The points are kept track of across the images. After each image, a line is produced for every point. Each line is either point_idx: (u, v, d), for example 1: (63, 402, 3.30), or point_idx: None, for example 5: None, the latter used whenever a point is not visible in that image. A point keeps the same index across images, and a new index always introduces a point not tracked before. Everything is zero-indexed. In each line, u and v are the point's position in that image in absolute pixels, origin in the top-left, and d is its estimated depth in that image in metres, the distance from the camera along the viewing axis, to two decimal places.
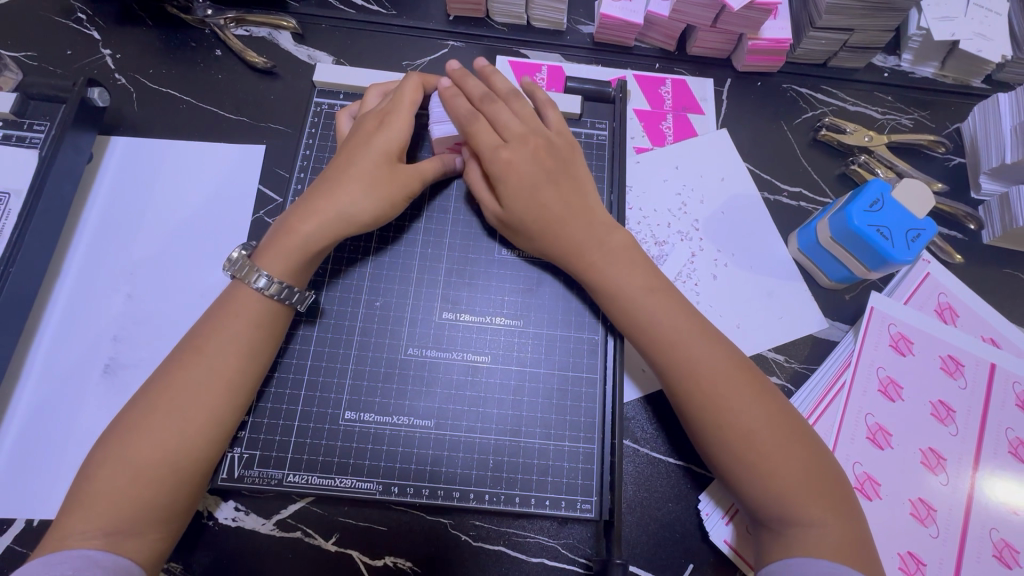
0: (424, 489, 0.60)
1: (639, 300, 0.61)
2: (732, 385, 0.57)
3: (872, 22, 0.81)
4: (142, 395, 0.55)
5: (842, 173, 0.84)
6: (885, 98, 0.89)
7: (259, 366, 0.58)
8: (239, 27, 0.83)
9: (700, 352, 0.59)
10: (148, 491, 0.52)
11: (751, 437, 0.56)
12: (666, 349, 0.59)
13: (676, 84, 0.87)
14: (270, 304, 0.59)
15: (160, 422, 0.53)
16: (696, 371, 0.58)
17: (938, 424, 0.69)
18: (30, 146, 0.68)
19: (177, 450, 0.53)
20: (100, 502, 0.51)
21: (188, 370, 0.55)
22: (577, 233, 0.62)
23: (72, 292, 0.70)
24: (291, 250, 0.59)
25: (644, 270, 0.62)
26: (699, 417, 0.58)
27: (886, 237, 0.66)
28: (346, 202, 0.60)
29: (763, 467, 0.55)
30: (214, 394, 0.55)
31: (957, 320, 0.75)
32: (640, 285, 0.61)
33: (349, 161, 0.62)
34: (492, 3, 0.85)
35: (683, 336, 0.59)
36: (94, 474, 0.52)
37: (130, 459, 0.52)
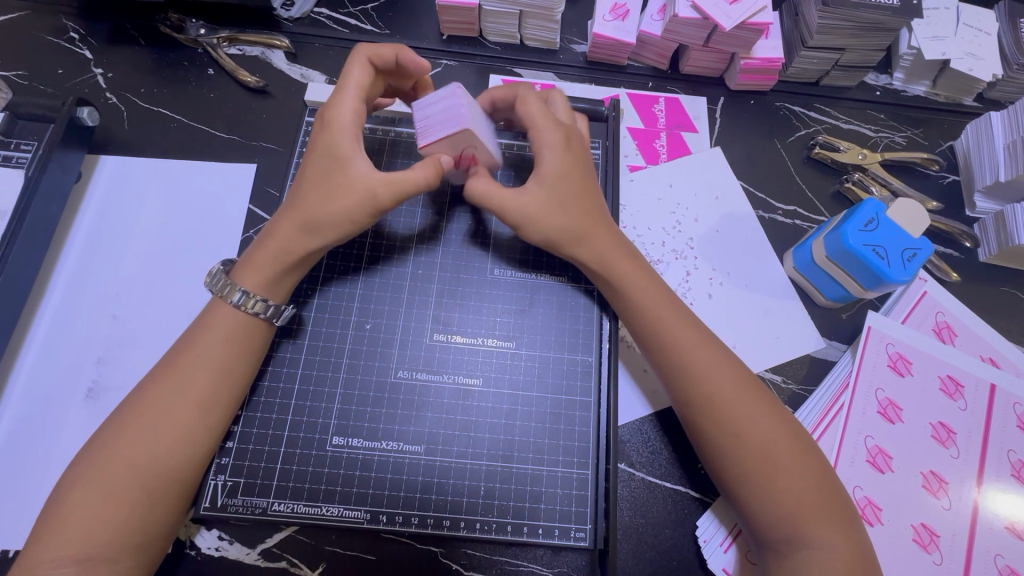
0: (414, 518, 0.58)
1: (654, 309, 0.60)
2: (745, 398, 0.56)
3: (863, 42, 0.82)
4: (119, 411, 0.54)
5: (836, 191, 0.84)
6: (878, 116, 0.89)
7: (237, 380, 0.57)
8: (231, 46, 0.83)
9: (714, 362, 0.58)
10: (120, 512, 0.50)
11: (766, 450, 0.54)
12: (680, 356, 0.58)
13: (669, 102, 0.87)
14: (246, 320, 0.58)
15: (135, 438, 0.52)
16: (711, 378, 0.57)
17: (939, 446, 0.68)
18: (16, 166, 0.67)
19: (152, 467, 0.52)
20: (72, 524, 0.49)
21: (165, 383, 0.54)
22: (603, 243, 0.62)
23: (56, 312, 0.69)
24: (260, 264, 0.59)
25: (648, 285, 0.61)
26: (711, 428, 0.56)
27: (883, 257, 0.65)
28: (307, 212, 0.58)
29: (773, 480, 0.54)
30: (185, 409, 0.53)
31: (956, 339, 0.74)
32: (652, 296, 0.61)
33: (311, 159, 0.60)
34: (485, 23, 0.85)
35: (698, 346, 0.58)
36: (68, 495, 0.50)
37: (105, 477, 0.51)
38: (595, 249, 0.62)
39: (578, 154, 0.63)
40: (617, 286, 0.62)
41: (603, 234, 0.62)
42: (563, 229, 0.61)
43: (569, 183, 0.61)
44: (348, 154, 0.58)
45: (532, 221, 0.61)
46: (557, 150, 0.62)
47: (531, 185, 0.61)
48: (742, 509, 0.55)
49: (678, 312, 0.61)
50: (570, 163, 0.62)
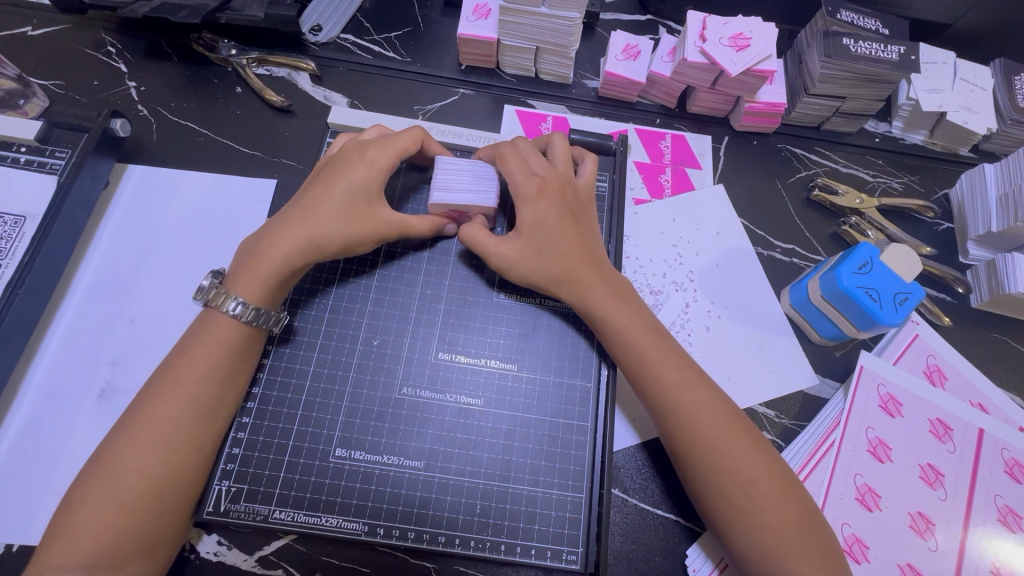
0: (410, 532, 0.59)
1: (642, 343, 0.62)
2: (730, 435, 0.58)
3: (862, 92, 0.85)
4: (120, 425, 0.56)
5: (833, 233, 0.87)
6: (876, 162, 0.92)
7: (235, 385, 0.59)
8: (260, 66, 0.88)
9: (697, 399, 0.60)
10: (130, 517, 0.52)
11: (748, 487, 0.56)
12: (665, 394, 0.60)
13: (676, 139, 0.90)
14: (246, 329, 0.60)
15: (142, 448, 0.54)
16: (696, 415, 0.59)
17: (926, 487, 0.69)
18: (50, 172, 0.71)
19: (163, 475, 0.54)
20: (84, 534, 0.51)
21: (167, 395, 0.56)
22: (591, 277, 0.64)
23: (76, 314, 0.71)
24: (262, 276, 0.61)
25: (635, 320, 0.64)
26: (694, 463, 0.58)
27: (875, 299, 0.68)
28: (319, 231, 0.62)
29: (752, 514, 0.55)
30: (188, 414, 0.56)
31: (946, 383, 0.76)
32: (640, 330, 0.63)
33: (329, 181, 0.64)
34: (503, 56, 0.90)
35: (682, 384, 0.60)
36: (79, 506, 0.52)
37: (115, 487, 0.52)
38: (590, 281, 0.64)
39: (556, 201, 0.66)
40: (608, 322, 0.63)
41: (589, 272, 0.65)
42: (544, 273, 0.64)
43: (546, 230, 0.65)
44: (358, 191, 0.64)
45: (514, 267, 0.65)
46: (533, 201, 0.65)
47: (512, 237, 0.66)
48: (728, 545, 0.56)
49: (664, 349, 0.63)
50: (549, 211, 0.65)
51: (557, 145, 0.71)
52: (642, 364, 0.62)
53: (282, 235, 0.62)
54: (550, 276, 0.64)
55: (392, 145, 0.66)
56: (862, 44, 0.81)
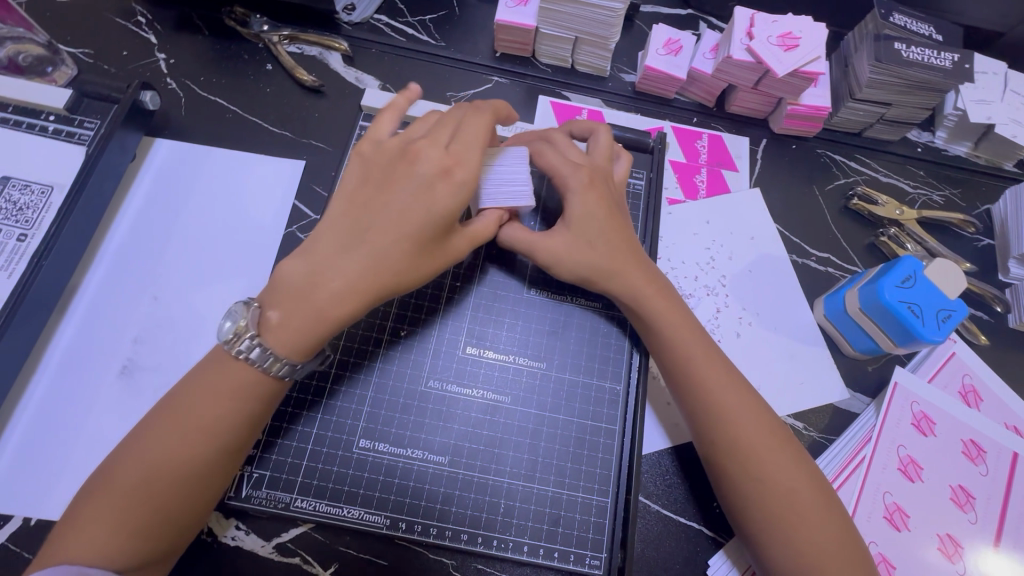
0: (432, 528, 0.59)
1: (685, 343, 0.61)
2: (771, 445, 0.57)
3: (910, 99, 0.83)
4: (139, 430, 0.52)
5: (870, 244, 0.85)
6: (917, 173, 0.90)
7: (259, 415, 0.54)
8: (291, 44, 0.86)
9: (738, 404, 0.58)
10: (152, 510, 0.49)
11: (787, 500, 0.55)
12: (706, 396, 0.59)
13: (713, 139, 0.88)
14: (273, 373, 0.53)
15: (171, 444, 0.50)
16: (737, 418, 0.58)
17: (957, 509, 0.67)
18: (79, 142, 0.71)
19: (172, 494, 0.50)
20: (82, 540, 0.47)
21: (188, 412, 0.51)
22: (636, 272, 0.63)
23: (99, 288, 0.70)
24: (302, 324, 0.53)
25: (680, 318, 0.62)
26: (733, 469, 0.57)
27: (918, 316, 0.66)
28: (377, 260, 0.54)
29: (790, 526, 0.54)
30: (221, 416, 0.51)
31: (981, 404, 0.74)
32: (686, 332, 0.62)
33: (387, 203, 0.56)
34: (540, 45, 0.87)
35: (727, 388, 0.59)
36: (85, 505, 0.49)
37: (121, 497, 0.49)
38: (635, 276, 0.63)
39: (603, 194, 0.64)
40: (651, 319, 0.62)
41: (635, 265, 0.63)
42: (591, 265, 0.62)
43: (597, 222, 0.63)
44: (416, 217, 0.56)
45: (562, 258, 0.63)
46: (582, 191, 0.64)
47: (559, 229, 0.64)
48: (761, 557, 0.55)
49: (709, 351, 0.61)
50: (598, 204, 0.63)
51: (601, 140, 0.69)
52: (689, 365, 0.60)
53: (332, 274, 0.53)
54: (595, 269, 0.63)
55: (461, 163, 0.58)
56: (914, 49, 0.78)
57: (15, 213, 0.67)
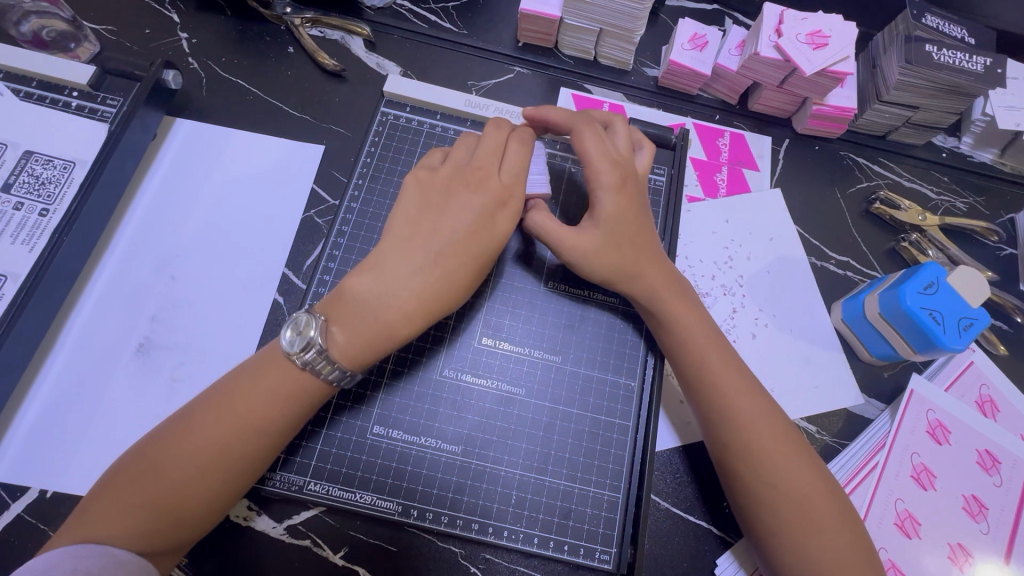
0: (443, 516, 0.59)
1: (701, 346, 0.61)
2: (785, 450, 0.56)
3: (938, 103, 0.81)
4: (176, 417, 0.53)
5: (891, 249, 0.84)
6: (941, 178, 0.88)
7: (292, 415, 0.54)
8: (313, 27, 0.85)
9: (752, 408, 0.58)
10: (178, 500, 0.50)
11: (802, 506, 0.54)
12: (719, 399, 0.59)
13: (734, 137, 0.87)
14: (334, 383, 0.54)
15: (207, 439, 0.51)
16: (751, 422, 0.57)
17: (969, 518, 0.67)
18: (101, 120, 0.71)
19: (197, 483, 0.50)
20: (106, 518, 0.48)
21: (225, 405, 0.52)
22: (658, 275, 0.63)
23: (118, 265, 0.70)
24: (371, 339, 0.54)
25: (698, 321, 0.62)
26: (746, 473, 0.56)
27: (938, 322, 0.65)
28: (435, 282, 0.56)
29: (805, 533, 0.54)
30: (259, 416, 0.52)
31: (998, 415, 0.73)
32: (703, 335, 0.61)
33: (449, 231, 0.57)
34: (563, 36, 0.86)
35: (741, 391, 0.59)
36: (113, 483, 0.50)
37: (152, 483, 0.49)
38: (656, 278, 0.62)
39: (634, 194, 0.63)
40: (670, 320, 0.62)
41: (659, 268, 0.63)
42: (615, 267, 0.62)
43: (625, 223, 0.62)
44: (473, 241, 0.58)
45: (589, 261, 0.62)
46: (612, 191, 0.62)
47: (587, 227, 0.62)
48: (774, 561, 0.55)
49: (725, 355, 0.61)
50: (628, 205, 0.62)
51: (620, 132, 0.67)
52: (705, 369, 0.60)
53: (400, 294, 0.55)
54: (623, 272, 0.62)
55: (516, 194, 0.60)
56: (945, 52, 0.76)
57: (36, 187, 0.67)
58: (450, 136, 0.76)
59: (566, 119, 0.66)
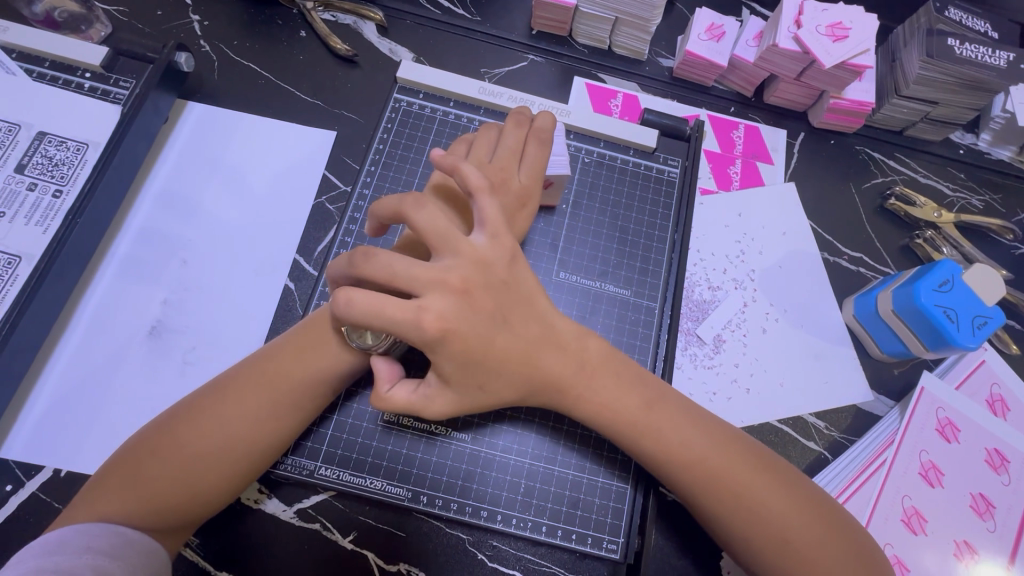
0: (452, 503, 0.59)
1: (638, 420, 0.54)
2: (751, 478, 0.53)
3: (958, 98, 0.80)
4: (196, 395, 0.53)
5: (905, 246, 0.83)
6: (957, 175, 0.87)
7: (312, 401, 0.54)
8: (326, 12, 0.84)
9: (705, 454, 0.53)
10: (192, 479, 0.50)
11: (778, 537, 0.52)
12: (669, 460, 0.53)
13: (749, 130, 0.86)
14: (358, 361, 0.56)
15: (223, 419, 0.51)
16: (705, 469, 0.53)
17: (976, 517, 0.67)
18: (114, 101, 0.71)
19: (215, 461, 0.51)
20: (122, 492, 0.49)
21: (247, 385, 0.53)
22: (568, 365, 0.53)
23: (130, 248, 0.70)
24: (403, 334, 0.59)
25: (629, 394, 0.55)
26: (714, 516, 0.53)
27: (952, 320, 0.65)
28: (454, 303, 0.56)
29: (794, 558, 0.51)
30: (277, 401, 0.53)
31: (1008, 414, 0.73)
32: (634, 404, 0.54)
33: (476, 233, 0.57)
34: (578, 24, 0.85)
35: (706, 437, 0.54)
36: (132, 459, 0.50)
37: (166, 461, 0.50)
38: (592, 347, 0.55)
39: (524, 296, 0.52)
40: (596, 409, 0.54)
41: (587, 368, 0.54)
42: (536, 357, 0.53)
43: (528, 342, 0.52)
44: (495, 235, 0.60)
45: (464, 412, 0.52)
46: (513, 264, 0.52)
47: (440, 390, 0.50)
48: None
49: (664, 411, 0.54)
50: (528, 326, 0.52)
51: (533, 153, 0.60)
52: (647, 437, 0.53)
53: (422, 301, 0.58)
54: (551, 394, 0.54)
55: (531, 196, 0.60)
56: (967, 46, 0.75)
57: (49, 169, 0.66)
58: (463, 124, 0.75)
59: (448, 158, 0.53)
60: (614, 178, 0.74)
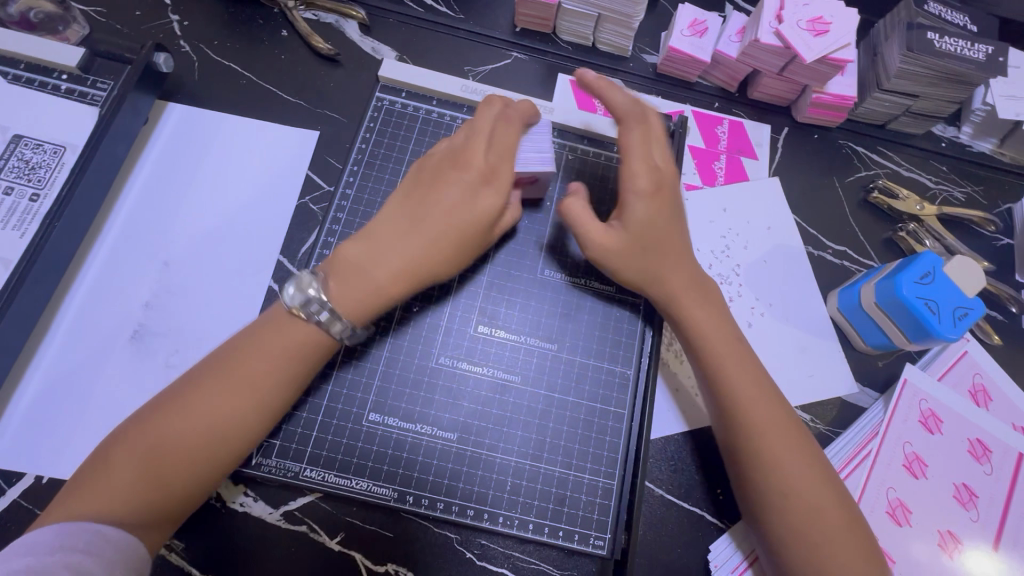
0: (438, 503, 0.59)
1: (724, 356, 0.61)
2: (790, 441, 0.58)
3: (939, 91, 0.81)
4: (173, 388, 0.53)
5: (888, 239, 0.84)
6: (939, 168, 0.88)
7: (287, 387, 0.54)
8: (307, 11, 0.84)
9: (766, 403, 0.59)
10: (168, 474, 0.50)
11: (805, 499, 0.56)
12: (734, 399, 0.59)
13: (733, 125, 0.86)
14: (322, 339, 0.55)
15: (196, 412, 0.51)
16: (761, 418, 0.58)
17: (959, 506, 0.68)
18: (92, 103, 0.70)
19: (201, 453, 0.51)
20: (96, 492, 0.48)
21: (218, 376, 0.53)
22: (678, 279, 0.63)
23: (110, 252, 0.70)
24: (366, 296, 0.56)
25: (721, 328, 0.62)
26: (753, 473, 0.57)
27: (934, 312, 0.66)
28: (425, 262, 0.57)
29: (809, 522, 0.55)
30: (251, 389, 0.52)
31: (990, 404, 0.74)
32: (726, 335, 0.62)
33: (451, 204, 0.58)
34: (561, 20, 0.85)
35: (757, 392, 0.59)
36: (112, 457, 0.49)
37: (141, 457, 0.49)
38: (678, 279, 0.62)
39: (668, 201, 0.63)
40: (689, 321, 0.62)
41: (680, 278, 0.63)
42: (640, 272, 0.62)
43: (657, 231, 0.62)
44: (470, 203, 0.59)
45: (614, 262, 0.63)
46: (646, 199, 0.62)
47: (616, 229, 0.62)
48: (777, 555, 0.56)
49: (741, 353, 0.61)
50: (658, 214, 0.62)
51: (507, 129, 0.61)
52: (725, 363, 0.60)
53: (392, 261, 0.56)
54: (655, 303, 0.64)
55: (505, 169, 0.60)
56: (948, 40, 0.75)
57: (26, 171, 0.66)
58: (446, 122, 0.75)
59: (626, 107, 0.65)
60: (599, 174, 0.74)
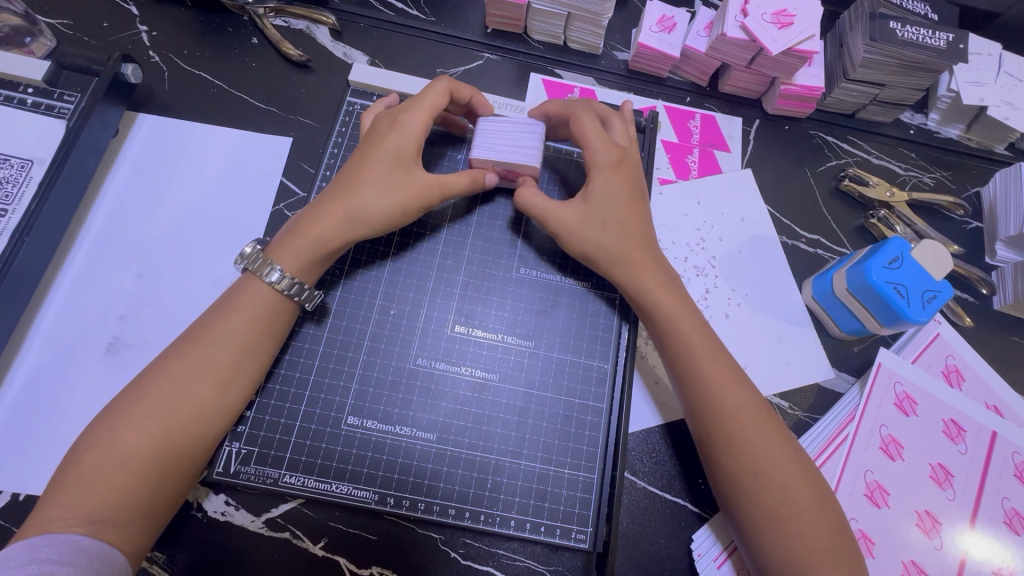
0: (420, 503, 0.59)
1: (692, 343, 0.62)
2: (758, 424, 0.59)
3: (904, 79, 0.82)
4: (132, 387, 0.54)
5: (860, 226, 0.85)
6: (908, 155, 0.90)
7: (248, 374, 0.56)
8: (277, 17, 0.84)
9: (731, 390, 0.60)
10: (140, 473, 0.50)
11: (775, 480, 0.56)
12: (702, 388, 0.60)
13: (705, 119, 0.87)
14: (279, 299, 0.58)
15: (160, 406, 0.52)
16: (727, 405, 0.59)
17: (936, 486, 0.69)
18: (59, 116, 0.69)
19: (172, 445, 0.52)
20: (71, 501, 0.48)
21: (174, 371, 0.54)
22: (644, 264, 0.64)
23: (83, 264, 0.69)
24: (301, 249, 0.59)
25: (686, 314, 0.63)
26: (726, 459, 0.58)
27: (902, 295, 0.67)
28: (358, 208, 0.60)
29: (783, 504, 0.56)
30: (210, 377, 0.54)
31: (963, 384, 0.75)
32: (692, 324, 0.63)
33: (377, 162, 0.62)
34: (531, 21, 0.86)
35: (727, 379, 0.60)
36: (81, 464, 0.50)
37: (109, 460, 0.50)
38: (644, 270, 0.64)
39: (629, 175, 0.66)
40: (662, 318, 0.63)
41: (644, 256, 0.64)
42: (606, 251, 0.64)
43: (615, 202, 0.64)
44: (417, 158, 0.63)
45: (574, 234, 0.64)
46: (608, 169, 0.65)
47: (576, 203, 0.65)
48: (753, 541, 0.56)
49: (709, 341, 0.62)
50: (620, 184, 0.65)
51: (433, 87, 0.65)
52: (693, 350, 0.62)
53: (323, 221, 0.60)
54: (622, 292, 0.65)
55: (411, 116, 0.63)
56: (909, 28, 0.77)
57: None
58: None
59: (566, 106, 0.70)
60: (572, 172, 0.74)
